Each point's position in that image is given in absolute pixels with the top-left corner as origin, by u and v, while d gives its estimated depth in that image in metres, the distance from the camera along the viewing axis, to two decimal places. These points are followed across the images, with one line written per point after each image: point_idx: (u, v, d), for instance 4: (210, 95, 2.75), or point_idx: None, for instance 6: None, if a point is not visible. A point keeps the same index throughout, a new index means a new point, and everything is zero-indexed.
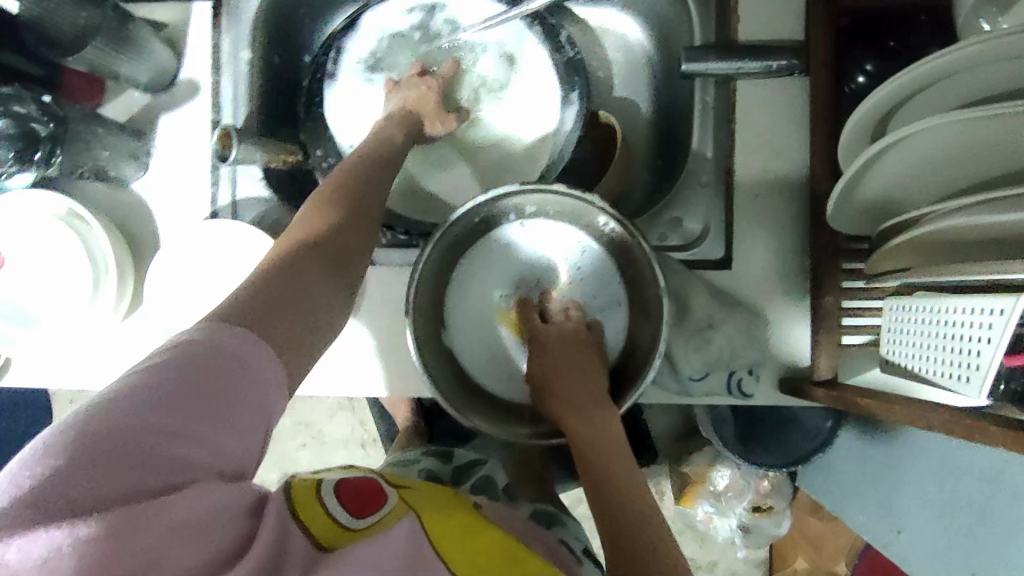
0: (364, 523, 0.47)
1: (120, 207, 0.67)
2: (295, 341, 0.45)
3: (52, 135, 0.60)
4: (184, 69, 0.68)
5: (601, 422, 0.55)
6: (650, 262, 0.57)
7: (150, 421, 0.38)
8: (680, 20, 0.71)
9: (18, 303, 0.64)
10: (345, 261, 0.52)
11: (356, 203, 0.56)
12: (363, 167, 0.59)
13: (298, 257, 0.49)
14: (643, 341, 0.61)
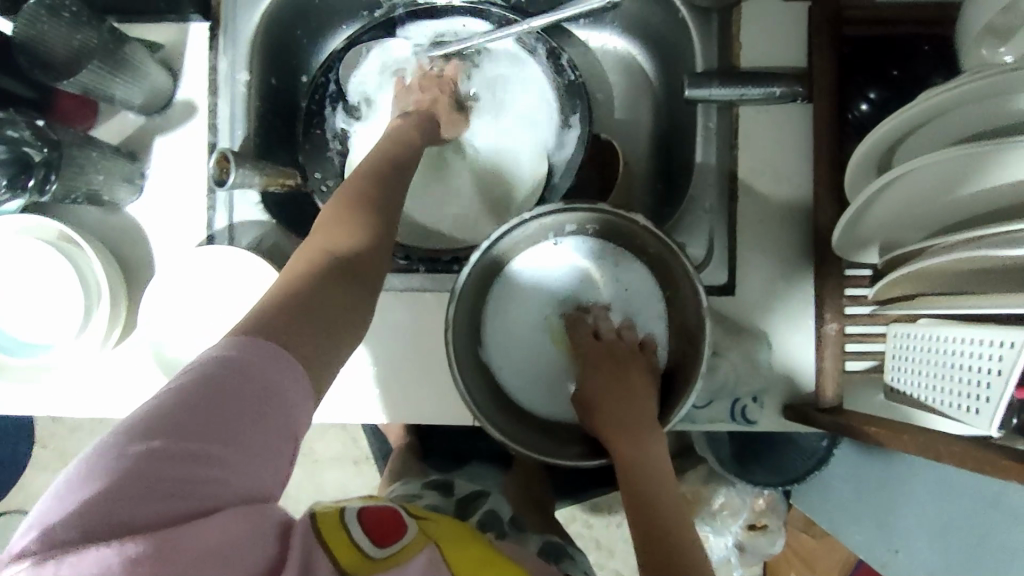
0: (387, 553, 0.46)
1: (115, 231, 0.66)
2: (321, 366, 0.44)
3: (46, 160, 0.57)
4: (182, 90, 0.66)
5: (648, 446, 0.55)
6: (691, 282, 0.57)
7: (184, 445, 0.37)
8: (681, 44, 0.70)
9: (9, 330, 0.63)
10: (368, 277, 0.51)
11: (371, 212, 0.55)
12: (382, 176, 0.58)
13: (322, 274, 0.48)
14: (686, 362, 0.60)
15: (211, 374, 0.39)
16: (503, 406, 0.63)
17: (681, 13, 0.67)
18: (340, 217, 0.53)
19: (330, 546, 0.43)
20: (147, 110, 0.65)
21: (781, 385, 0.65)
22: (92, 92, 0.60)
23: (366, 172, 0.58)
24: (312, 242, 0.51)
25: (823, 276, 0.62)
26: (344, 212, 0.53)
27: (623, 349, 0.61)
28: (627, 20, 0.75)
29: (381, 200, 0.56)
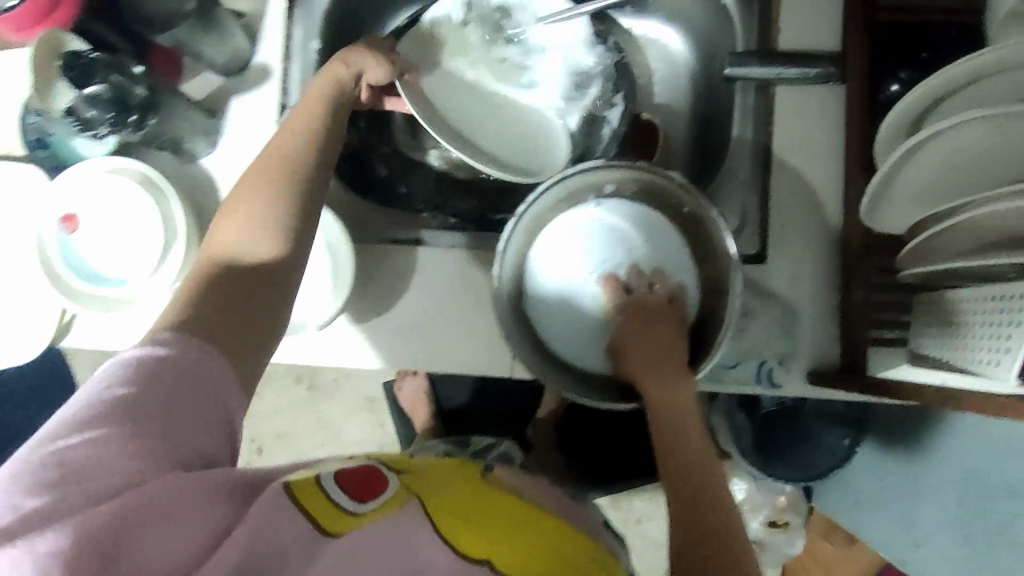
0: (368, 507, 0.48)
1: (186, 179, 0.71)
2: (236, 349, 0.48)
3: (145, 102, 0.63)
4: (258, 53, 0.72)
5: (679, 393, 0.58)
6: (724, 236, 0.61)
7: (113, 433, 0.41)
8: (721, 31, 0.75)
9: (90, 263, 0.68)
10: (285, 273, 0.53)
11: (276, 210, 0.54)
12: (303, 155, 0.57)
13: (222, 284, 0.50)
14: (718, 319, 0.64)
15: (139, 370, 0.44)
16: (540, 354, 0.66)
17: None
18: (242, 217, 0.53)
19: (308, 508, 0.46)
20: (227, 71, 0.71)
21: (809, 350, 0.68)
22: (186, 47, 0.67)
23: (275, 152, 0.57)
24: (214, 244, 0.53)
25: (852, 245, 0.66)
26: (248, 209, 0.54)
27: (658, 304, 0.64)
28: (669, 9, 0.80)
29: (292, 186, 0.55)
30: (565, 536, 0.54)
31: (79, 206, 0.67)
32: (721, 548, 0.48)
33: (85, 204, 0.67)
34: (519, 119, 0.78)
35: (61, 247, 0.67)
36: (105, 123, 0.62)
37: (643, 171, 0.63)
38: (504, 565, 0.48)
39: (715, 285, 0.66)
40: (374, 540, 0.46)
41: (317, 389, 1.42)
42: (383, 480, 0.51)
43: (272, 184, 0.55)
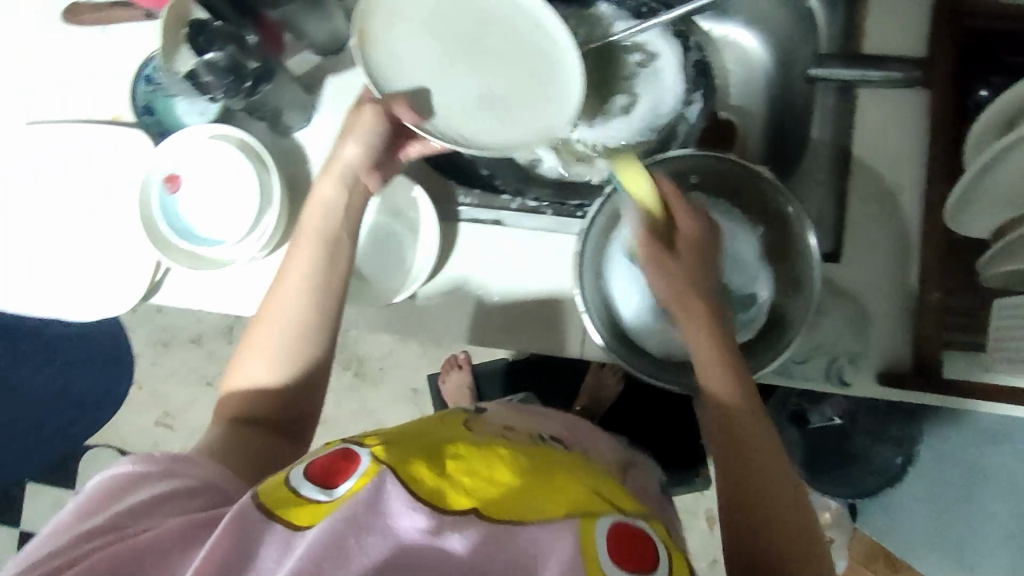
0: (341, 492, 0.46)
1: (282, 151, 0.75)
2: (253, 462, 0.57)
3: (258, 72, 0.65)
4: (355, 35, 0.76)
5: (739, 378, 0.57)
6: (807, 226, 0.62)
7: (83, 516, 0.47)
8: (804, 33, 0.76)
9: (187, 224, 0.72)
10: (292, 418, 0.61)
11: (276, 353, 0.60)
12: (296, 325, 0.60)
13: (246, 436, 0.58)
14: (793, 312, 0.65)
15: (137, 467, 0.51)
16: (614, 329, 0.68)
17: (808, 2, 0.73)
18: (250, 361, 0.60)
19: (278, 509, 0.45)
20: (323, 50, 0.75)
21: (882, 350, 0.67)
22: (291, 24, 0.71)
23: (272, 311, 0.60)
24: (235, 386, 0.61)
25: (928, 247, 0.66)
26: (256, 359, 0.60)
27: (706, 241, 0.61)
28: (750, 13, 0.81)
29: (288, 352, 0.60)
30: (540, 466, 0.54)
31: (181, 168, 0.72)
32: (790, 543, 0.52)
33: (186, 166, 0.72)
34: (517, 46, 0.63)
35: (162, 204, 0.71)
36: (216, 93, 0.65)
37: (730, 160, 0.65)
38: (486, 510, 0.47)
39: (789, 279, 0.67)
40: (349, 518, 0.43)
41: (363, 376, 1.44)
42: (358, 459, 0.49)
43: (269, 350, 0.60)
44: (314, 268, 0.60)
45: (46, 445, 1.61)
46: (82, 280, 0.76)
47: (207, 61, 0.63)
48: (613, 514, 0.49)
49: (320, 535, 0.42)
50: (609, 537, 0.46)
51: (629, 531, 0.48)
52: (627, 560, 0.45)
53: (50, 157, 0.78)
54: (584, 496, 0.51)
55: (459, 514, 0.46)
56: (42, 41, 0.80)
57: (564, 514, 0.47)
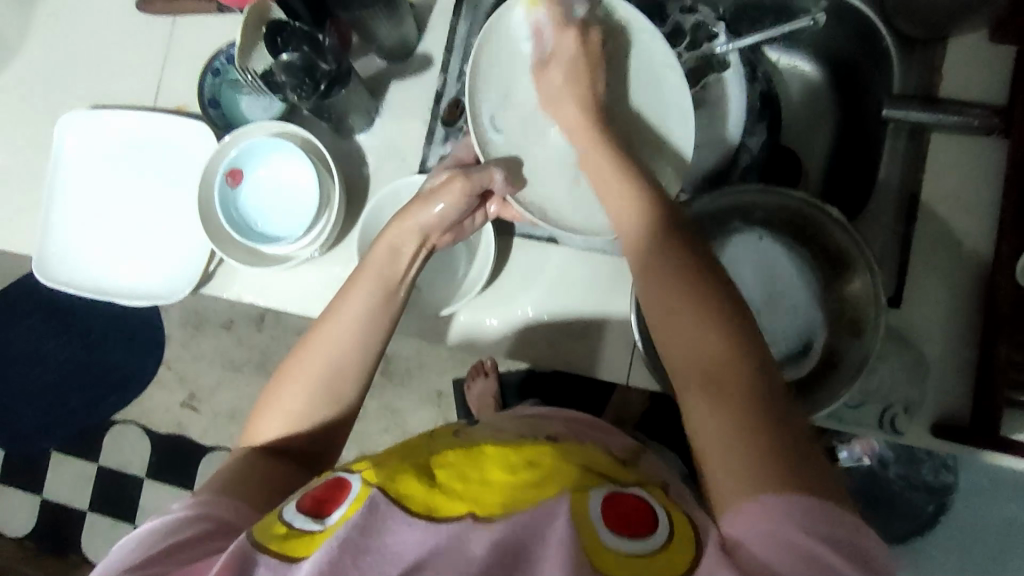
0: (333, 521, 0.48)
1: (343, 153, 0.75)
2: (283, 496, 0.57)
3: (331, 75, 0.65)
4: (422, 43, 0.75)
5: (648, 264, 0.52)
6: (871, 271, 0.61)
7: (122, 559, 0.48)
8: (872, 71, 0.75)
9: (247, 221, 0.72)
10: (318, 454, 0.60)
11: (315, 383, 0.59)
12: (337, 364, 0.59)
13: (280, 467, 0.58)
14: (851, 356, 0.63)
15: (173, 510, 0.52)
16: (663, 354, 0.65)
17: (884, 39, 0.71)
18: (290, 391, 0.60)
19: (280, 548, 0.46)
20: (390, 56, 0.75)
21: (940, 402, 0.66)
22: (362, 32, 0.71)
23: (317, 343, 0.60)
24: (264, 413, 0.60)
25: (995, 304, 0.64)
26: (295, 388, 0.59)
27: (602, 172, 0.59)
28: (819, 46, 0.79)
29: (321, 387, 0.59)
30: (524, 449, 0.54)
31: (245, 164, 0.71)
32: (730, 366, 0.47)
33: (253, 162, 0.71)
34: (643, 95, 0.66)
35: (221, 197, 0.70)
36: (289, 92, 0.64)
37: (794, 201, 0.64)
38: (481, 511, 0.47)
39: (849, 323, 0.66)
40: (344, 544, 0.45)
41: (389, 375, 1.44)
42: (349, 485, 0.51)
43: (306, 382, 0.59)
44: (367, 307, 0.60)
45: (72, 416, 1.63)
46: (137, 266, 0.77)
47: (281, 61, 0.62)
48: (604, 489, 0.49)
49: (316, 565, 0.44)
50: (603, 512, 0.47)
51: (620, 496, 0.49)
52: (624, 529, 0.46)
53: (113, 143, 0.78)
54: (570, 469, 0.52)
55: (454, 521, 0.47)
56: (114, 28, 0.81)
57: (553, 496, 0.48)
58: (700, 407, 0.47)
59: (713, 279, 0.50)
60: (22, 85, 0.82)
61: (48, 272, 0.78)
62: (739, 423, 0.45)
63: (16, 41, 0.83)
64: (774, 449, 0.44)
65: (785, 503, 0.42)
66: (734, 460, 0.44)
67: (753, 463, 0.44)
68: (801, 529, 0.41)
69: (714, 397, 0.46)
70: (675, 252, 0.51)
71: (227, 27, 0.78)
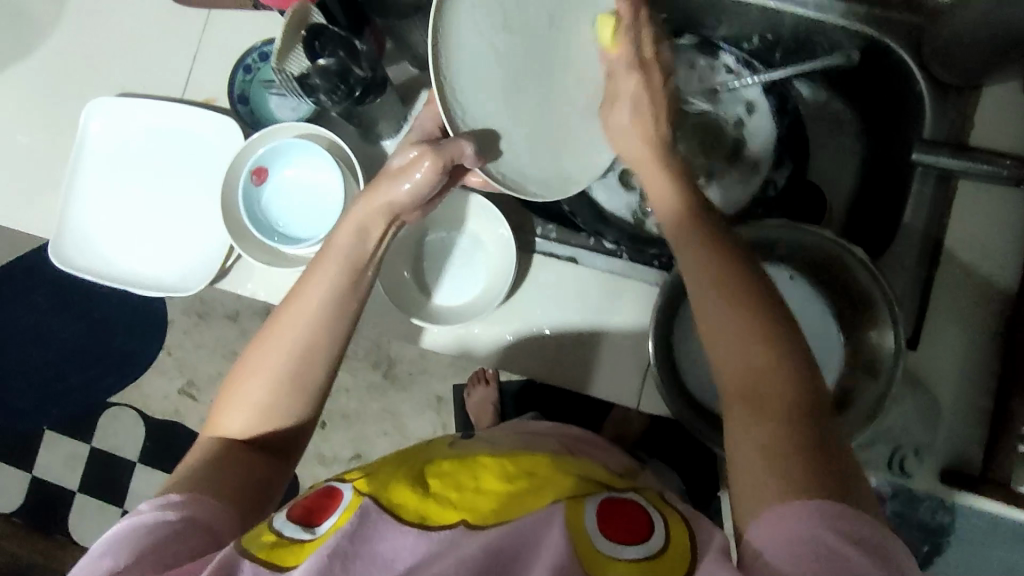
0: (322, 531, 0.48)
1: (368, 158, 0.75)
2: (251, 493, 0.55)
3: (365, 83, 0.63)
4: None
5: (711, 251, 0.50)
6: (893, 316, 0.62)
7: (100, 560, 0.47)
8: (903, 113, 0.74)
9: (269, 219, 0.71)
10: (286, 444, 0.59)
11: (275, 367, 0.56)
12: (298, 354, 0.57)
13: (241, 462, 0.55)
14: (865, 397, 0.63)
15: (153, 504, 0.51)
16: (679, 383, 0.66)
17: (917, 83, 0.71)
18: (250, 379, 0.57)
19: (264, 554, 0.46)
20: (422, 64, 0.75)
21: (949, 447, 0.67)
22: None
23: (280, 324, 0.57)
24: (229, 405, 0.57)
25: (1012, 355, 0.64)
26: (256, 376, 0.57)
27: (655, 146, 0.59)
28: (850, 83, 0.79)
29: (282, 382, 0.57)
30: (525, 466, 0.55)
31: (270, 163, 0.71)
32: (777, 379, 0.45)
33: (281, 161, 0.71)
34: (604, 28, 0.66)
35: (244, 195, 0.69)
36: (325, 98, 0.62)
37: (821, 239, 0.63)
38: (474, 518, 0.49)
39: (866, 365, 0.65)
40: (335, 550, 0.45)
41: (391, 378, 1.43)
42: (341, 495, 0.52)
43: (266, 370, 0.57)
44: (333, 289, 0.58)
45: (68, 396, 1.62)
46: (152, 257, 0.77)
47: (318, 68, 0.60)
48: (601, 496, 0.51)
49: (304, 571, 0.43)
50: (598, 520, 0.49)
51: (617, 502, 0.51)
52: (623, 538, 0.47)
53: (138, 131, 0.78)
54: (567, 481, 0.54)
55: (447, 528, 0.48)
56: (149, 19, 0.81)
57: (549, 504, 0.49)
58: (741, 420, 0.45)
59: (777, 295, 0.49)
60: (51, 66, 0.82)
61: (63, 257, 0.77)
62: (777, 442, 0.43)
63: (46, 24, 0.82)
64: (809, 457, 0.42)
65: (818, 506, 0.40)
66: (766, 479, 0.43)
67: (783, 483, 0.42)
68: (831, 531, 0.39)
69: (754, 408, 0.45)
70: (714, 240, 0.50)
71: (263, 27, 0.78)
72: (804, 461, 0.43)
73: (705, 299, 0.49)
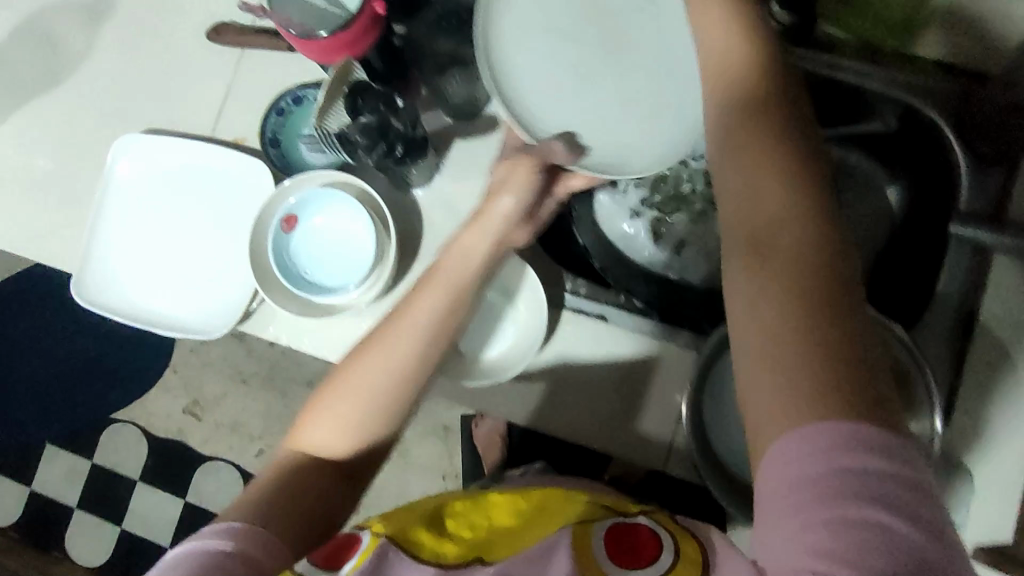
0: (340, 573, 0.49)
1: (399, 204, 0.74)
2: (322, 515, 0.56)
3: (404, 139, 0.62)
4: (490, 104, 0.75)
5: (747, 115, 0.47)
6: (929, 396, 0.62)
7: None
8: (940, 182, 0.74)
9: (296, 264, 0.70)
10: (361, 466, 0.59)
11: (364, 387, 0.58)
12: (391, 379, 0.58)
13: (321, 480, 0.57)
14: None
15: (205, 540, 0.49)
16: (710, 450, 0.65)
17: (955, 154, 0.70)
18: (341, 395, 0.58)
19: None
20: (457, 114, 0.74)
21: (980, 520, 0.65)
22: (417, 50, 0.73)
23: (377, 343, 0.59)
24: (314, 418, 0.59)
25: None
26: (352, 392, 0.58)
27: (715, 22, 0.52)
28: (890, 149, 0.78)
29: (374, 407, 0.58)
30: (536, 503, 0.57)
31: (300, 212, 0.70)
32: (789, 256, 0.43)
33: (311, 207, 0.70)
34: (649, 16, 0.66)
35: (275, 244, 0.69)
36: (366, 154, 0.62)
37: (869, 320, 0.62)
38: (488, 555, 0.51)
39: None
40: None
41: None
42: (359, 540, 0.53)
43: (358, 388, 0.58)
44: (431, 316, 0.59)
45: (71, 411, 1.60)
46: (176, 297, 0.76)
47: (360, 125, 0.60)
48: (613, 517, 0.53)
49: None
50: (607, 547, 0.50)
51: (627, 526, 0.52)
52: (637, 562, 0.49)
53: (168, 170, 0.78)
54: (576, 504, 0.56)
55: (464, 565, 0.50)
56: (182, 54, 0.80)
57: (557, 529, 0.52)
58: (744, 289, 0.44)
59: (808, 158, 0.46)
60: (80, 99, 0.81)
61: (90, 291, 0.77)
62: (777, 322, 0.42)
63: (76, 55, 0.82)
64: (817, 341, 0.40)
65: (826, 428, 0.38)
66: (764, 355, 0.41)
67: (777, 374, 0.41)
68: (826, 453, 0.37)
69: (760, 275, 0.43)
70: (762, 112, 0.47)
71: (296, 68, 0.77)
72: (811, 328, 0.41)
73: (730, 167, 0.47)
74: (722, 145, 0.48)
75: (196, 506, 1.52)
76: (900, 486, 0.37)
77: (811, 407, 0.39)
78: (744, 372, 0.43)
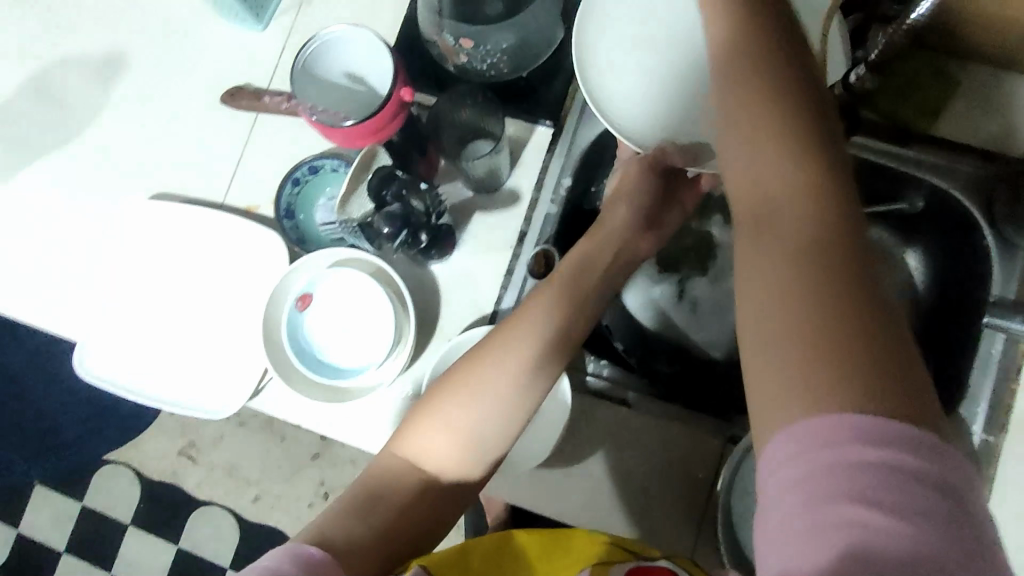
0: None
1: (415, 280, 0.72)
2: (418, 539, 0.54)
3: (430, 227, 0.67)
4: (512, 177, 0.73)
5: (748, 72, 0.41)
6: None
7: None
8: (971, 266, 0.72)
9: (310, 345, 0.68)
10: (460, 494, 0.56)
11: (475, 400, 0.55)
12: (501, 397, 0.55)
13: (420, 504, 0.55)
14: None
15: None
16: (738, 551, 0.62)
17: (985, 237, 0.69)
18: (445, 413, 0.55)
19: None
20: (477, 187, 0.72)
21: None
22: (438, 119, 0.72)
23: (490, 354, 0.56)
24: (410, 438, 0.55)
25: None
26: (463, 406, 0.55)
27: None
28: (915, 226, 0.78)
29: (487, 423, 0.55)
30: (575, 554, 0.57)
31: (313, 288, 0.68)
32: (811, 230, 0.37)
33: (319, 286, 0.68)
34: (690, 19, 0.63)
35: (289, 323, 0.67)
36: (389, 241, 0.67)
37: None
38: None
39: None
40: None
41: None
42: None
43: (466, 405, 0.55)
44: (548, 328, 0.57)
45: None
46: (182, 368, 0.73)
47: (385, 212, 0.65)
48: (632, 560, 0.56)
49: None
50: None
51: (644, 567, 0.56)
52: None
53: (177, 236, 0.75)
54: (596, 544, 0.58)
55: None
56: (196, 115, 0.78)
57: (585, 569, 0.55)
58: (758, 261, 0.38)
59: (817, 117, 0.39)
60: (87, 158, 0.79)
61: (96, 360, 0.74)
62: (793, 297, 0.36)
63: (85, 113, 0.79)
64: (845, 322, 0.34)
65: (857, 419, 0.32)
66: (765, 335, 0.36)
67: (796, 357, 0.35)
68: (860, 447, 0.32)
69: (767, 246, 0.38)
70: (774, 68, 0.40)
71: (313, 134, 0.75)
72: (830, 302, 0.35)
73: (734, 128, 0.41)
74: (722, 103, 0.41)
75: (189, 553, 1.47)
76: (935, 499, 0.31)
77: (823, 391, 0.33)
78: (749, 349, 0.37)
